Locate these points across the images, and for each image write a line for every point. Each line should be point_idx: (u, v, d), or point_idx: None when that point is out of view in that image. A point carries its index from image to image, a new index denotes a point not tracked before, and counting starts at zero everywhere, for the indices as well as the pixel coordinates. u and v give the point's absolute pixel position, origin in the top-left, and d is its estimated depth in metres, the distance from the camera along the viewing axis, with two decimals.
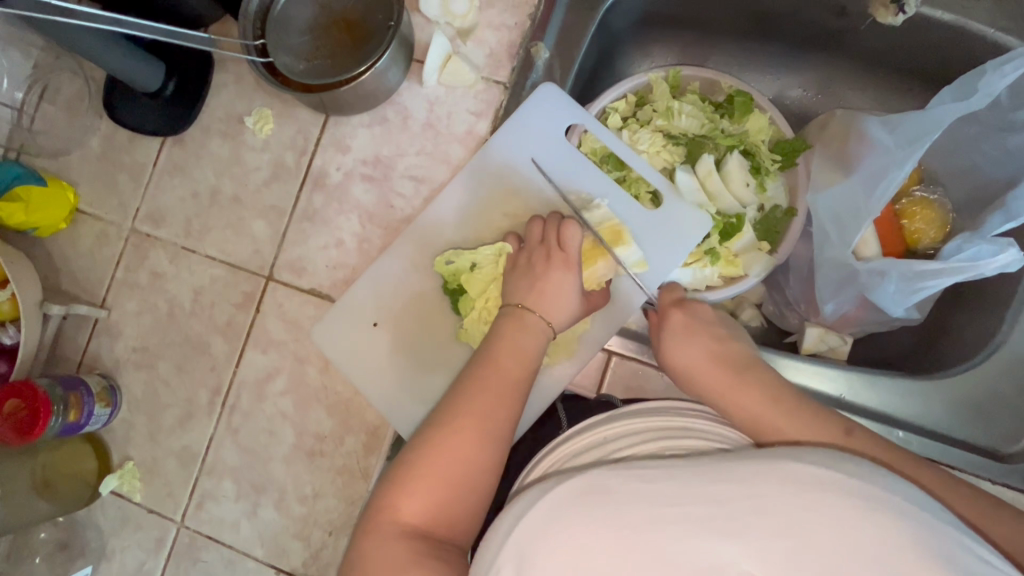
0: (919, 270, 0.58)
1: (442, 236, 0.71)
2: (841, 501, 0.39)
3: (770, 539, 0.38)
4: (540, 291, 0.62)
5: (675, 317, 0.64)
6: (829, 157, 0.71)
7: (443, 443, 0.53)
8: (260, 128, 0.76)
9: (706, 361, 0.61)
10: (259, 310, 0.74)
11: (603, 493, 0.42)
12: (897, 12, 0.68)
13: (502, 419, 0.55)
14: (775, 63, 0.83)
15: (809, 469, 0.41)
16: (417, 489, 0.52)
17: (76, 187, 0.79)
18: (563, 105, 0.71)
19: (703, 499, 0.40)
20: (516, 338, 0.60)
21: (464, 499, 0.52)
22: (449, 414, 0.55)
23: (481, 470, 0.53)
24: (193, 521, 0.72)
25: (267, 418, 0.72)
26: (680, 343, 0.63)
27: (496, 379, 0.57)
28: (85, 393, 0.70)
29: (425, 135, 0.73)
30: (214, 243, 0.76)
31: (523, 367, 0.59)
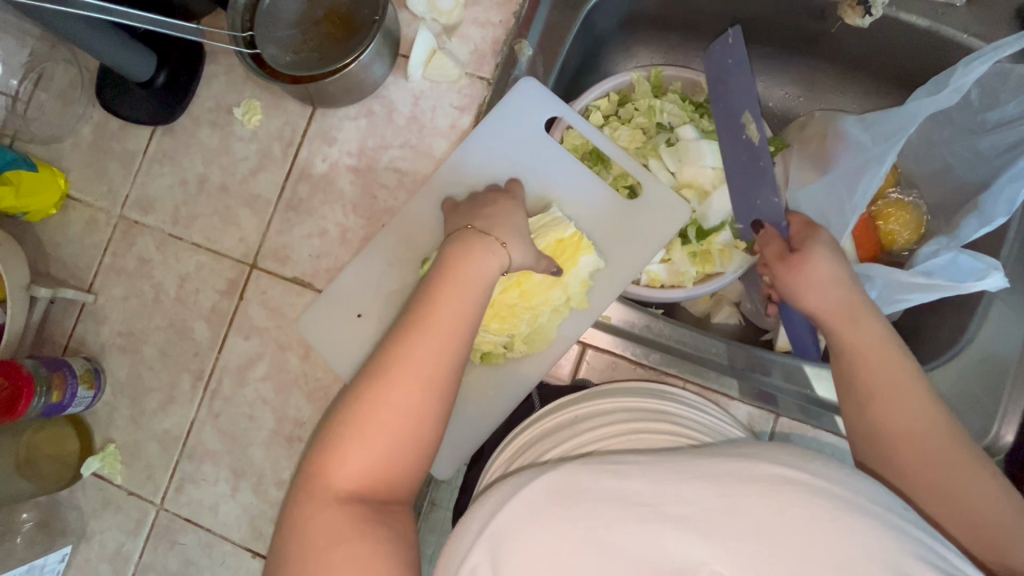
0: (895, 279, 0.62)
1: (424, 227, 0.72)
2: (814, 501, 0.39)
3: (740, 540, 0.38)
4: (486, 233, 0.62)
5: (817, 236, 0.61)
6: (806, 156, 0.72)
7: (378, 396, 0.51)
8: (248, 119, 0.77)
9: (834, 282, 0.58)
10: (243, 297, 0.75)
11: (576, 492, 0.42)
12: (864, 14, 0.68)
13: (444, 365, 0.53)
14: (756, 65, 0.85)
15: (781, 470, 0.42)
16: (353, 449, 0.50)
17: (67, 173, 0.80)
18: (542, 99, 0.72)
19: (676, 498, 0.40)
20: (460, 275, 0.57)
21: (404, 455, 0.51)
22: (387, 365, 0.53)
23: (417, 419, 0.51)
24: (172, 504, 0.73)
25: (248, 404, 0.73)
26: (824, 257, 0.59)
27: (434, 324, 0.54)
28: (69, 374, 0.71)
29: (410, 128, 0.74)
30: (200, 231, 0.77)
31: (466, 310, 0.56)
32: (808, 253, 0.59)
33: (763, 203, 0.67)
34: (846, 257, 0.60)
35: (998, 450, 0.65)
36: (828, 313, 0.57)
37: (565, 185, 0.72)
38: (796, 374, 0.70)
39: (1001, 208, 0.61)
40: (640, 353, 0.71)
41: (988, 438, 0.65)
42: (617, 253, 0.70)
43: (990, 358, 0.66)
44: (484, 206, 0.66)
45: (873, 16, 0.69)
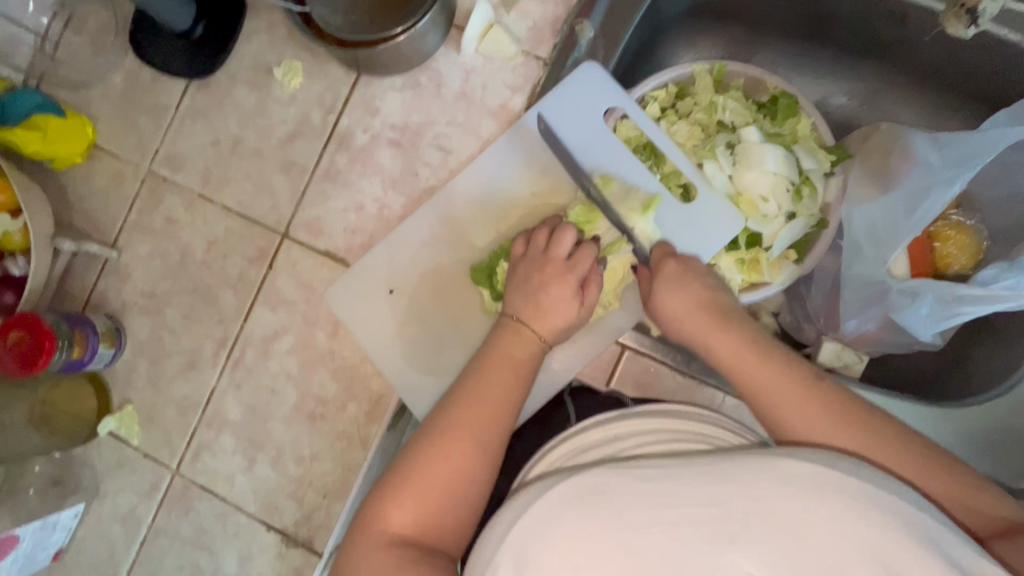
0: (959, 293, 0.58)
1: (468, 206, 0.69)
2: (834, 498, 0.42)
3: (766, 539, 0.42)
4: (531, 298, 0.62)
5: (668, 266, 0.62)
6: (868, 170, 0.69)
7: (432, 457, 0.55)
8: (289, 81, 0.74)
9: (692, 308, 0.60)
10: (272, 267, 0.72)
11: (609, 497, 0.45)
12: (970, 24, 0.60)
13: (496, 428, 0.57)
14: (820, 69, 0.81)
15: (809, 471, 0.44)
16: (404, 505, 0.54)
17: (95, 122, 0.77)
18: (600, 84, 0.69)
19: (706, 501, 0.43)
20: (503, 357, 0.61)
21: (450, 511, 0.55)
22: (439, 428, 0.57)
23: (470, 483, 0.55)
24: (188, 471, 0.72)
25: (271, 376, 0.71)
26: (669, 291, 0.61)
27: (486, 393, 0.58)
28: (90, 331, 0.69)
29: (458, 105, 0.71)
30: (231, 194, 0.74)
31: (514, 386, 0.59)
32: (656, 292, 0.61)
33: (635, 247, 0.65)
34: (698, 276, 0.62)
35: None
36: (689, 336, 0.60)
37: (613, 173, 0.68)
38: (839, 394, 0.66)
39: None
40: (680, 360, 0.69)
41: None
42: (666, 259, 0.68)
43: None
44: (528, 284, 0.62)
45: (978, 28, 0.61)
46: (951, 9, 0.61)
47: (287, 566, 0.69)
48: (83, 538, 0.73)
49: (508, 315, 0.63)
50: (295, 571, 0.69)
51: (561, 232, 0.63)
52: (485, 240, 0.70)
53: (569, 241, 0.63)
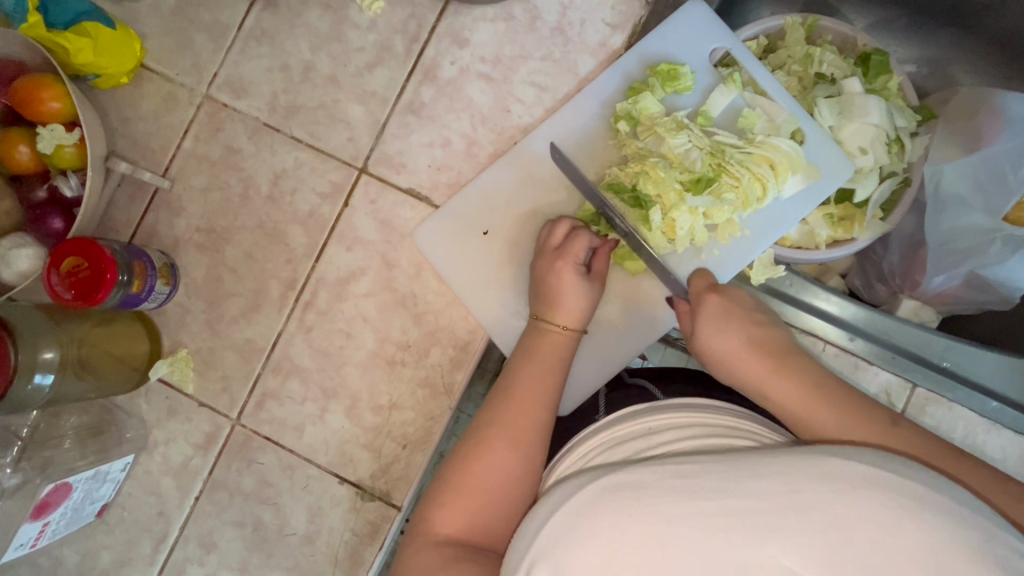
0: None
1: (569, 147, 0.67)
2: (884, 493, 0.36)
3: (807, 534, 0.35)
4: (551, 294, 0.62)
5: (711, 302, 0.59)
6: (951, 131, 0.71)
7: (470, 459, 0.53)
8: (369, 5, 0.68)
9: (739, 352, 0.55)
10: (348, 205, 0.68)
11: (636, 489, 0.40)
12: None
13: (530, 419, 0.55)
14: (894, 32, 0.82)
15: (853, 465, 0.39)
16: (449, 504, 0.52)
17: (144, 40, 0.70)
18: (705, 22, 0.67)
19: (740, 495, 0.38)
20: (529, 355, 0.60)
21: (493, 506, 0.52)
22: (476, 429, 0.55)
23: (512, 478, 0.53)
24: (250, 421, 0.67)
25: (346, 320, 0.67)
26: (713, 333, 0.57)
27: (518, 390, 0.57)
28: (149, 265, 0.63)
29: (554, 40, 0.67)
30: (303, 124, 0.69)
31: (547, 378, 0.58)
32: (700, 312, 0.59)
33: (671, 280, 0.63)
34: (740, 317, 0.58)
35: None
36: (733, 356, 0.55)
37: (717, 89, 0.65)
38: (923, 344, 0.66)
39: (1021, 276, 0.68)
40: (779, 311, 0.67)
41: None
42: (773, 210, 0.66)
43: None
44: (544, 280, 0.62)
45: None
46: None
47: (362, 521, 0.65)
48: (129, 493, 0.67)
49: (535, 317, 0.63)
50: (371, 526, 0.65)
51: (575, 235, 0.62)
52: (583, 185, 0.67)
53: (566, 231, 0.63)
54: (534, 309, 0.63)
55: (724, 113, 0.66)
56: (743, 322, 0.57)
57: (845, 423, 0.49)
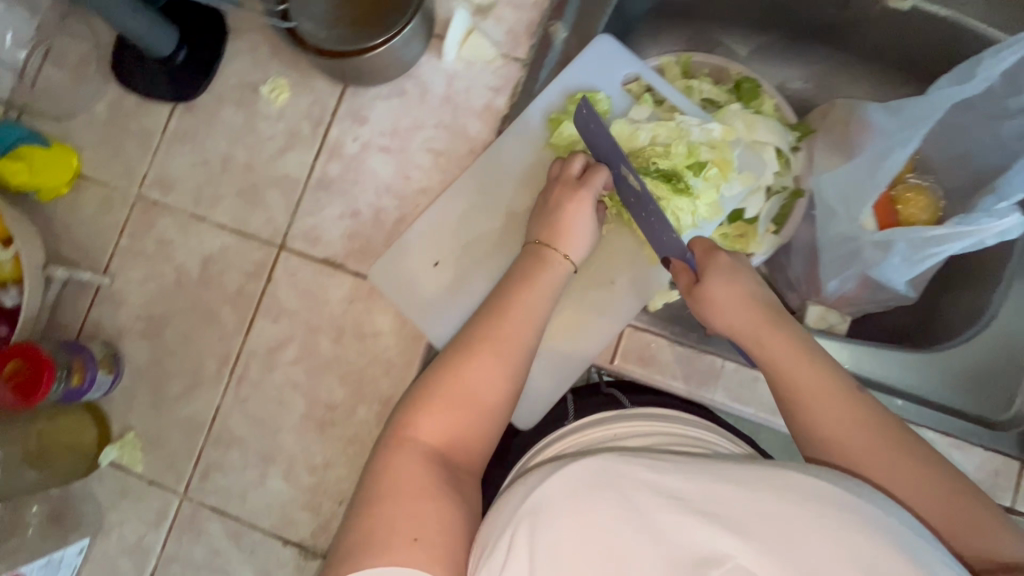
0: (925, 236, 0.60)
1: (502, 178, 0.73)
2: (832, 508, 0.37)
3: (765, 543, 0.36)
4: (553, 225, 0.64)
5: (720, 259, 0.60)
6: (829, 140, 0.73)
7: (455, 373, 0.54)
8: (275, 98, 0.75)
9: (739, 303, 0.57)
10: (271, 280, 0.73)
11: (616, 478, 0.41)
12: None
13: (518, 348, 0.56)
14: (774, 57, 0.86)
15: (813, 483, 0.39)
16: (434, 413, 0.52)
17: (80, 152, 0.77)
18: (610, 55, 0.73)
19: (705, 495, 0.39)
20: (528, 281, 0.61)
21: (476, 423, 0.53)
22: (465, 342, 0.56)
23: (493, 402, 0.54)
24: (197, 493, 0.71)
25: (278, 388, 0.71)
26: (722, 282, 0.58)
27: (507, 333, 0.57)
28: (89, 359, 0.68)
29: (445, 108, 0.74)
30: (225, 211, 0.75)
31: (538, 307, 0.59)
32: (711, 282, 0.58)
33: (668, 241, 0.61)
34: (748, 274, 0.59)
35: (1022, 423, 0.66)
36: (741, 329, 0.57)
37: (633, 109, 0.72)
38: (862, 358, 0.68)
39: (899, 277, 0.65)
40: (678, 333, 0.71)
41: (1010, 411, 0.66)
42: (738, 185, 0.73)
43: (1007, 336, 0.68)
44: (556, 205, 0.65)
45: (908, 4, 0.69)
46: None
47: None
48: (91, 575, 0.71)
49: (534, 242, 0.64)
50: None
51: (593, 169, 0.64)
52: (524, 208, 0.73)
53: (579, 164, 0.66)
54: (535, 233, 0.65)
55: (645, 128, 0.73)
56: (750, 277, 0.59)
57: (847, 423, 0.49)
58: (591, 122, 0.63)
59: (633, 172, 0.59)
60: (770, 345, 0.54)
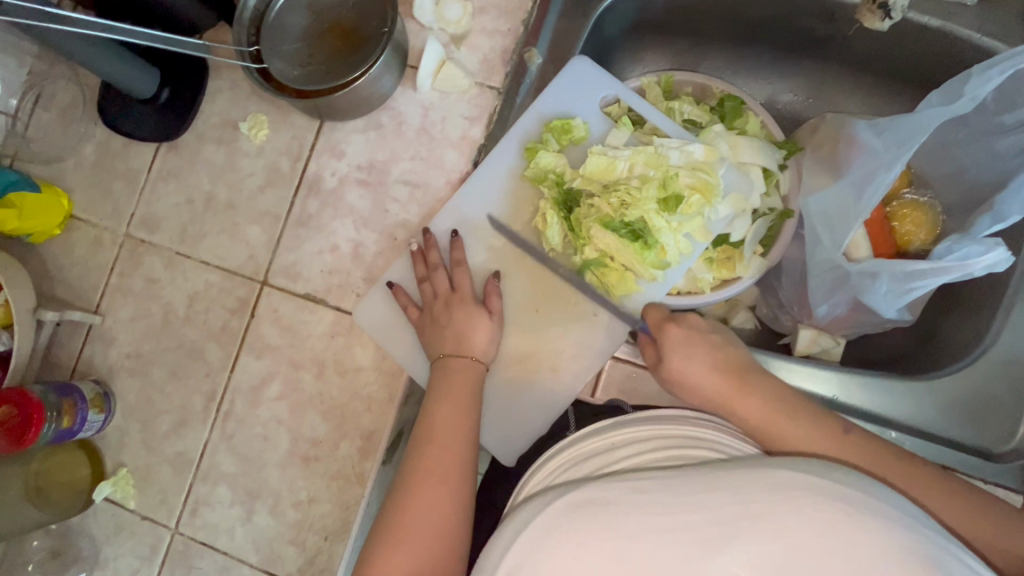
0: (909, 269, 0.58)
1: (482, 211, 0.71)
2: (822, 503, 0.42)
3: (760, 542, 0.41)
4: (454, 336, 0.66)
5: (672, 333, 0.62)
6: (819, 159, 0.71)
7: (409, 504, 0.56)
8: (255, 135, 0.76)
9: (706, 373, 0.60)
10: (254, 316, 0.74)
11: (603, 506, 0.44)
12: (884, 18, 0.66)
13: (455, 459, 0.59)
14: (762, 70, 0.84)
15: (790, 475, 0.44)
16: (393, 551, 0.54)
17: (70, 194, 0.79)
18: (586, 80, 0.71)
19: (693, 509, 0.43)
20: (451, 390, 0.63)
21: (432, 550, 0.54)
22: (408, 476, 0.58)
23: (447, 523, 0.55)
24: (187, 529, 0.72)
25: (262, 424, 0.72)
26: (681, 358, 0.61)
27: (433, 457, 0.58)
28: (79, 399, 0.70)
29: (420, 140, 0.73)
30: (209, 249, 0.76)
31: (462, 417, 0.61)
32: (673, 360, 0.61)
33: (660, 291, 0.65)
34: (708, 337, 0.62)
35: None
36: (758, 423, 0.57)
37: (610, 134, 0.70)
38: (854, 389, 0.65)
39: (889, 305, 0.63)
40: None
41: (1015, 440, 0.63)
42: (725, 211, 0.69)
43: (1011, 362, 0.63)
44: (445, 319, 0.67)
45: (892, 20, 0.66)
46: (866, 4, 0.66)
47: None
48: None
49: (439, 358, 0.65)
50: None
51: (459, 272, 0.68)
52: (501, 243, 0.71)
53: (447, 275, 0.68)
54: (436, 350, 0.66)
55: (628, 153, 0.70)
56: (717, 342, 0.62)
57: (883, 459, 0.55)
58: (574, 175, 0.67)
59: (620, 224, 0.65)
60: (800, 417, 0.56)
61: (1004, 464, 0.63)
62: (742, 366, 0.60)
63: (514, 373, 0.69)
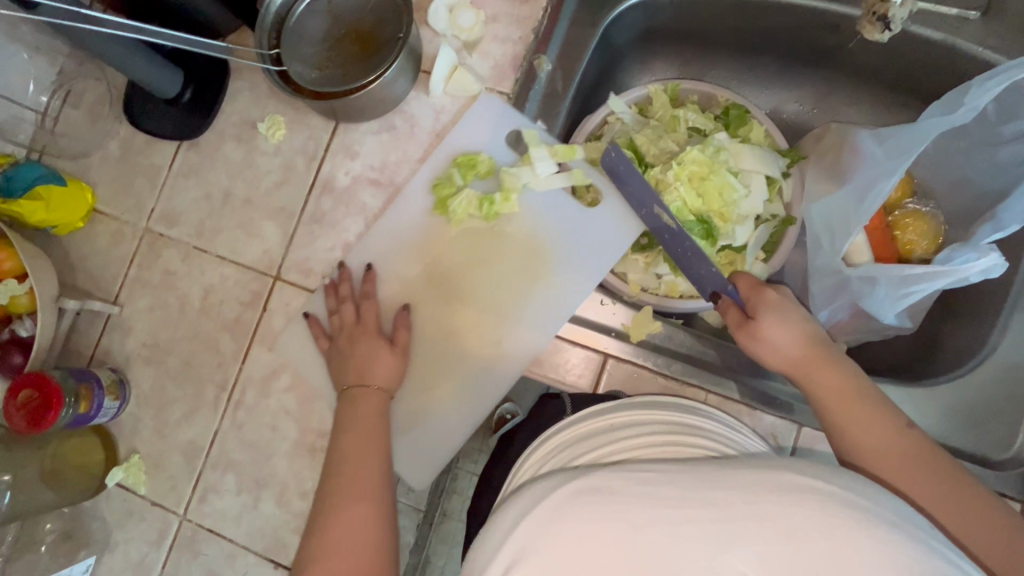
0: (905, 274, 0.60)
1: (398, 241, 0.74)
2: (841, 511, 0.34)
3: (773, 547, 0.33)
4: (360, 364, 0.69)
5: (770, 296, 0.61)
6: (823, 168, 0.72)
7: (331, 524, 0.56)
8: (272, 134, 0.79)
9: (795, 344, 0.59)
10: (266, 309, 0.76)
11: (604, 494, 0.38)
12: (884, 29, 0.67)
13: (368, 479, 0.59)
14: (767, 81, 0.85)
15: (809, 479, 0.37)
16: (321, 570, 0.53)
17: (94, 188, 0.82)
18: (484, 120, 0.74)
19: (699, 508, 0.36)
20: (359, 419, 0.65)
21: (358, 565, 0.53)
22: (324, 501, 0.58)
23: (373, 536, 0.55)
24: (195, 515, 0.74)
25: (271, 414, 0.74)
26: (774, 320, 0.59)
27: (347, 476, 0.60)
28: (96, 385, 0.72)
29: (432, 142, 0.76)
30: (225, 243, 0.78)
31: (369, 438, 0.63)
32: (762, 321, 0.60)
33: (710, 275, 0.66)
34: (799, 311, 0.61)
35: None
36: (796, 362, 0.59)
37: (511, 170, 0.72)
38: None
39: (888, 311, 0.64)
40: (661, 363, 0.69)
41: (1014, 449, 0.63)
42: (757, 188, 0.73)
43: (1012, 369, 0.64)
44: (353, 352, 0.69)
45: (893, 32, 0.67)
46: (866, 17, 0.67)
47: None
48: None
49: (345, 388, 0.68)
50: None
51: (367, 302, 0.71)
52: (414, 274, 0.74)
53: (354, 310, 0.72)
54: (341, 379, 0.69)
55: (526, 187, 0.73)
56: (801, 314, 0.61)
57: (914, 464, 0.51)
58: (619, 166, 0.69)
59: (666, 212, 0.67)
60: (852, 412, 0.55)
61: (1002, 473, 0.63)
62: (825, 343, 0.59)
63: (419, 402, 0.72)
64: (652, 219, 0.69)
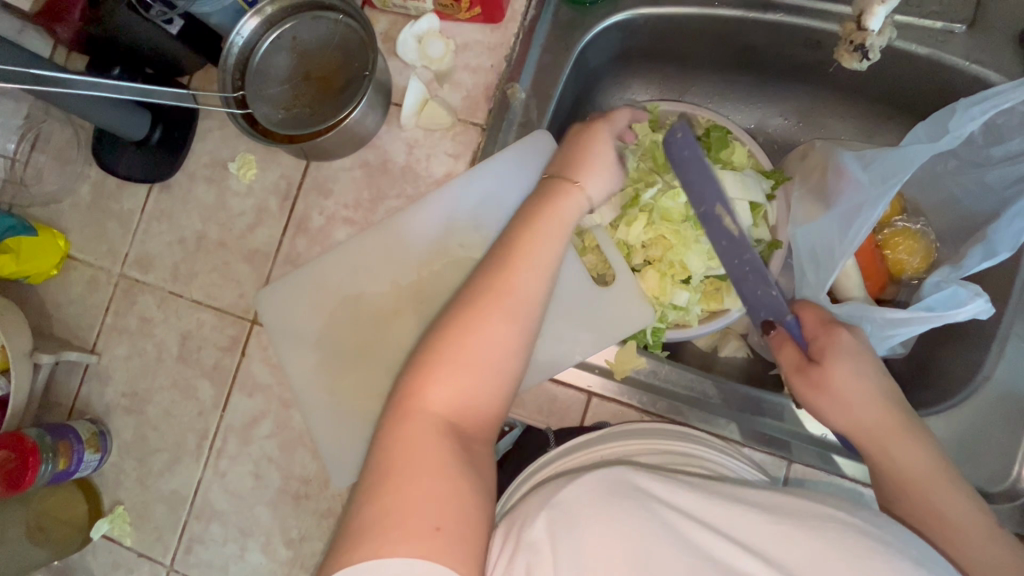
0: (888, 316, 0.59)
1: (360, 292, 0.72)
2: (856, 530, 0.39)
3: (797, 554, 0.38)
4: (573, 156, 0.62)
5: (842, 338, 0.57)
6: (809, 188, 0.70)
7: (472, 325, 0.50)
8: (243, 174, 0.77)
9: (870, 398, 0.54)
10: (245, 354, 0.75)
11: (639, 491, 0.42)
12: (862, 58, 0.67)
13: (529, 296, 0.52)
14: (751, 95, 0.83)
15: (827, 508, 0.42)
16: (444, 371, 0.48)
17: (67, 234, 0.81)
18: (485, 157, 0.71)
19: (728, 517, 0.41)
20: (555, 211, 0.58)
21: (485, 385, 0.49)
22: (471, 301, 0.52)
23: (510, 362, 0.50)
24: (182, 565, 0.73)
25: (254, 462, 0.73)
26: (849, 371, 0.55)
27: (513, 293, 0.52)
28: (75, 440, 0.71)
29: (406, 177, 0.74)
30: (201, 287, 0.77)
31: (546, 260, 0.55)
32: (830, 370, 0.56)
33: (769, 301, 0.62)
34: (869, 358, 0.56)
35: (1019, 493, 0.61)
36: (861, 431, 0.54)
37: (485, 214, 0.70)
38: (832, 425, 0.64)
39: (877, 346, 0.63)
40: (646, 402, 0.68)
41: (1009, 480, 0.62)
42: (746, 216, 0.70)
43: (1004, 398, 0.63)
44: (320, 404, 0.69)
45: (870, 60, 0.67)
46: (843, 47, 0.68)
47: None
48: None
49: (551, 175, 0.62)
50: None
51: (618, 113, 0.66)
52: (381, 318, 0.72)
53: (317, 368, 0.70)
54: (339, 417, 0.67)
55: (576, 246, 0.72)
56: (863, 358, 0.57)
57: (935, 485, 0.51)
58: (684, 151, 0.64)
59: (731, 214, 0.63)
60: (892, 453, 0.52)
61: (995, 505, 0.62)
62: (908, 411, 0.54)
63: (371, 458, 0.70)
64: (711, 220, 0.65)
